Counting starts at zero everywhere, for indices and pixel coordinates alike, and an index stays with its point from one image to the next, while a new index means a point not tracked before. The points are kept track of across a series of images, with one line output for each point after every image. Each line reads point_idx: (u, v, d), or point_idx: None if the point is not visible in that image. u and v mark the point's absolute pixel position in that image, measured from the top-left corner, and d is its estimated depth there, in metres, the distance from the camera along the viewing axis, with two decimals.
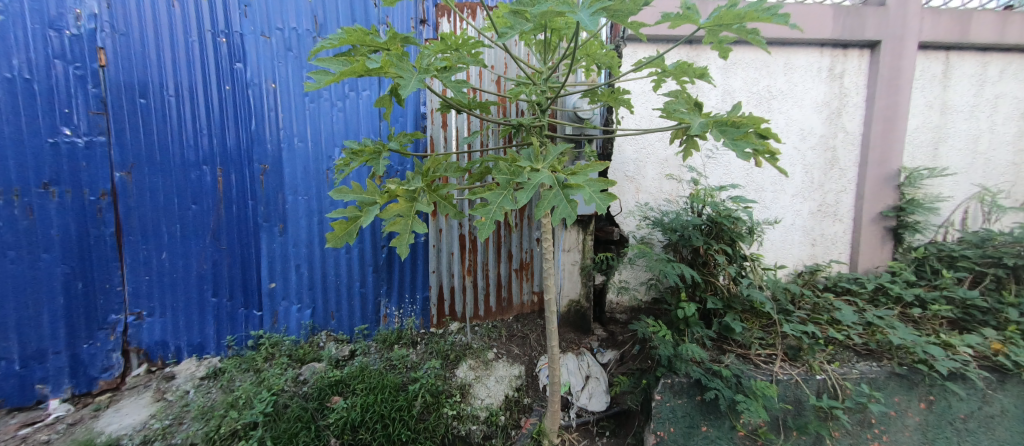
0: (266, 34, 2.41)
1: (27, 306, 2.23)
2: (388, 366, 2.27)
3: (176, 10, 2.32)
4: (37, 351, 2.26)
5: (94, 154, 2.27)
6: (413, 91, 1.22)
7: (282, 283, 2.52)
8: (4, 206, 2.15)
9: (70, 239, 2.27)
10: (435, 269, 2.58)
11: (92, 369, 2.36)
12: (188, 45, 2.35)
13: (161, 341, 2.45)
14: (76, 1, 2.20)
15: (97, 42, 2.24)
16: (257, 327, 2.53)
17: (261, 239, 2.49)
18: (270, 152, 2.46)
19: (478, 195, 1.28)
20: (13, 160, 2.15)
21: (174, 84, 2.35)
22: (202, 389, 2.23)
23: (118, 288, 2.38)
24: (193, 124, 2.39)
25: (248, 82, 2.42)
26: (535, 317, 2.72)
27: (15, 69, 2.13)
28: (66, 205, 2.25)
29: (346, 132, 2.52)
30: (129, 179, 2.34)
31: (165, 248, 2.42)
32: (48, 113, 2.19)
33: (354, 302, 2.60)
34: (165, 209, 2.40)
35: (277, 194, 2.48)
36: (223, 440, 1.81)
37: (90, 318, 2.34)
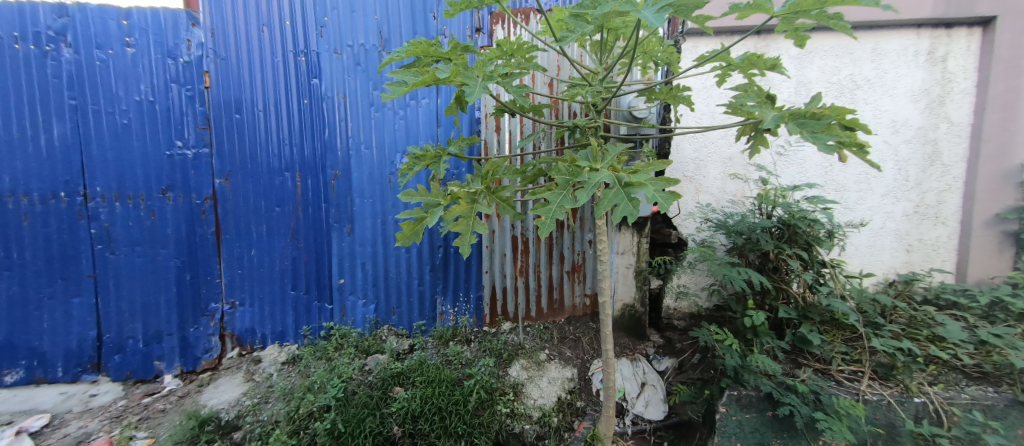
0: (339, 51, 2.64)
1: (150, 292, 2.70)
2: (445, 361, 2.37)
3: (265, 35, 2.63)
4: (156, 334, 2.71)
5: (201, 164, 2.65)
6: (481, 97, 1.27)
7: (350, 279, 2.73)
8: (133, 208, 2.63)
9: (181, 236, 2.68)
10: (488, 270, 2.65)
11: (197, 350, 2.74)
12: (274, 66, 2.64)
13: (249, 327, 2.77)
14: (188, 32, 2.59)
15: (203, 67, 2.61)
16: (328, 319, 2.76)
17: (333, 238, 2.72)
18: (341, 159, 2.69)
19: (538, 195, 1.30)
20: (140, 171, 2.61)
21: (262, 101, 2.66)
22: (283, 373, 2.48)
23: (217, 279, 2.74)
24: (277, 135, 2.67)
25: (323, 95, 2.66)
26: (587, 321, 2.70)
27: (144, 94, 2.59)
28: (179, 207, 2.66)
29: (407, 139, 2.68)
30: (227, 185, 2.68)
31: (253, 245, 2.73)
32: (167, 130, 2.62)
33: (413, 299, 2.74)
34: (254, 211, 2.71)
35: (347, 197, 2.70)
36: (302, 420, 2.00)
37: (196, 305, 2.73)
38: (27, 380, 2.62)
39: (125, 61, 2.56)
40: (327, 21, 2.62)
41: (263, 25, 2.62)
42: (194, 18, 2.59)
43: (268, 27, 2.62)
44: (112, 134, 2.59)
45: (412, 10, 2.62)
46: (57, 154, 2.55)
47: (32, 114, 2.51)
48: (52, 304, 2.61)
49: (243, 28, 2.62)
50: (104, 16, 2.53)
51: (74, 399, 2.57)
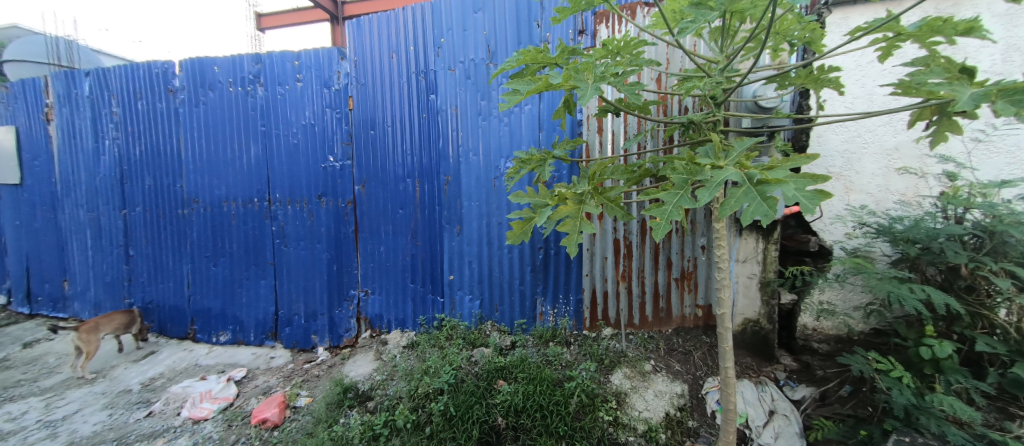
0: (452, 68, 2.89)
1: (310, 277, 3.35)
2: (544, 360, 2.41)
3: (394, 60, 3.04)
4: (312, 313, 3.35)
5: (345, 173, 3.20)
6: (594, 98, 1.28)
7: (459, 275, 2.96)
8: (300, 210, 3.33)
9: (330, 233, 3.27)
10: (588, 273, 2.62)
11: (341, 329, 3.29)
12: (400, 87, 3.03)
13: (378, 313, 3.22)
14: (339, 65, 3.16)
15: (349, 92, 3.15)
16: (440, 312, 3.03)
17: (445, 238, 2.98)
18: (452, 165, 2.93)
19: (651, 195, 1.25)
20: (304, 181, 3.29)
21: (390, 118, 3.07)
22: (405, 355, 2.81)
23: (355, 271, 3.25)
24: (402, 146, 3.06)
25: (438, 109, 2.94)
26: (699, 333, 2.46)
27: (309, 118, 3.25)
28: (330, 210, 3.25)
29: (511, 144, 2.78)
30: (363, 191, 3.17)
31: (382, 242, 3.16)
32: (323, 147, 3.23)
33: (514, 297, 2.84)
34: (383, 213, 3.14)
35: (457, 201, 2.93)
36: (420, 399, 2.24)
37: (341, 291, 3.29)
38: (231, 342, 3.61)
39: (296, 94, 3.27)
40: (443, 42, 2.90)
41: (393, 52, 3.03)
42: (342, 54, 3.15)
43: (396, 54, 3.03)
44: (287, 152, 3.33)
45: (518, 20, 2.72)
46: (252, 170, 3.46)
47: (239, 142, 3.48)
48: (248, 283, 3.54)
49: (378, 56, 3.07)
50: (283, 60, 3.28)
51: (260, 358, 3.31)
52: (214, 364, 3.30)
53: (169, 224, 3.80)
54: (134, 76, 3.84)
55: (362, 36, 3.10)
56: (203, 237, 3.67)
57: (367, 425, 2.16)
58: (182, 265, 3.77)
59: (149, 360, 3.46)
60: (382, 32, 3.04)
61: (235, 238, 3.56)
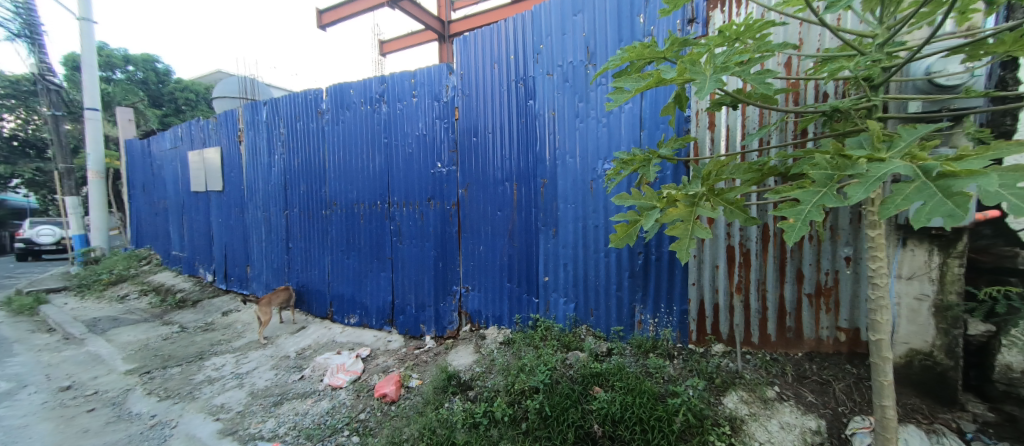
0: (550, 72, 2.93)
1: (420, 272, 3.73)
2: (644, 371, 2.28)
3: (495, 70, 3.21)
4: (421, 304, 3.73)
5: (451, 178, 3.48)
6: (712, 90, 1.18)
7: (554, 277, 2.98)
8: (413, 212, 3.73)
9: (437, 233, 3.60)
10: (696, 282, 2.41)
11: (445, 321, 3.60)
12: (501, 94, 3.18)
13: (478, 309, 3.42)
14: (447, 79, 3.46)
15: (455, 103, 3.43)
16: (535, 312, 3.08)
17: (540, 239, 3.04)
18: (549, 168, 2.96)
19: (784, 194, 1.12)
20: (417, 186, 3.69)
21: (491, 124, 3.25)
22: (502, 350, 2.94)
23: (458, 268, 3.52)
24: (501, 151, 3.21)
25: (536, 114, 3.01)
26: (841, 361, 2.06)
27: (422, 129, 3.64)
28: (438, 211, 3.58)
29: (610, 145, 2.68)
30: (466, 194, 3.41)
31: (482, 242, 3.36)
32: (433, 155, 3.58)
33: (610, 302, 2.74)
34: (483, 215, 3.33)
35: (553, 203, 2.96)
36: (516, 395, 2.32)
37: (445, 286, 3.59)
38: (358, 324, 4.22)
39: (412, 108, 3.69)
40: (542, 48, 2.97)
41: (495, 62, 3.21)
42: (450, 69, 3.46)
43: (497, 64, 3.20)
44: (403, 160, 3.78)
45: (619, 17, 2.63)
46: (376, 177, 4.00)
47: (367, 153, 4.07)
48: (372, 274, 4.11)
49: (481, 68, 3.28)
50: (403, 80, 3.74)
51: (380, 341, 3.80)
52: (346, 342, 3.90)
53: (316, 222, 4.62)
54: (295, 103, 4.78)
55: (467, 51, 3.35)
56: (339, 234, 4.37)
57: (469, 413, 2.31)
58: (324, 257, 4.55)
59: (301, 334, 4.24)
60: (485, 44, 3.25)
61: (363, 236, 4.16)
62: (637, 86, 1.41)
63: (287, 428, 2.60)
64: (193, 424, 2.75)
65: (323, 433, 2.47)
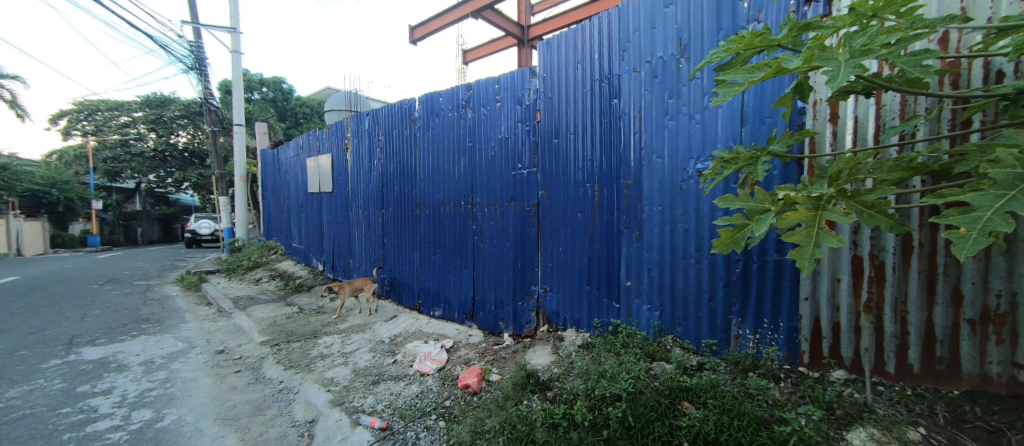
0: (637, 69, 2.80)
1: (500, 270, 3.86)
2: (743, 392, 2.07)
3: (578, 70, 3.18)
4: (500, 302, 3.85)
5: (532, 179, 3.54)
6: (850, 77, 1.05)
7: (637, 282, 2.85)
8: (495, 212, 3.87)
9: (517, 233, 3.69)
10: (809, 296, 2.12)
11: (523, 319, 3.68)
12: (584, 95, 3.13)
13: (556, 310, 3.42)
14: (530, 83, 3.54)
15: (537, 106, 3.48)
16: (616, 317, 2.98)
17: (623, 243, 2.92)
18: (633, 169, 2.83)
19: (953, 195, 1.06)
20: (499, 187, 3.82)
21: (572, 125, 3.22)
22: (580, 353, 2.88)
23: (536, 268, 3.56)
24: (582, 152, 3.16)
25: (621, 113, 2.90)
26: (1018, 407, 1.64)
27: (504, 132, 3.77)
28: (518, 212, 3.67)
29: (703, 143, 2.46)
30: (546, 196, 3.43)
31: (561, 244, 3.35)
32: (514, 157, 3.68)
33: (701, 313, 2.52)
34: (563, 216, 3.31)
35: (637, 205, 2.82)
36: (596, 400, 2.25)
37: (524, 286, 3.66)
38: (442, 317, 4.51)
39: (496, 112, 3.83)
40: (629, 45, 2.86)
41: (579, 63, 3.18)
42: (534, 72, 3.52)
43: (581, 64, 3.16)
44: (486, 163, 3.94)
45: (718, 5, 2.42)
46: (461, 179, 4.24)
47: (453, 156, 4.34)
48: (456, 271, 4.36)
49: (565, 69, 3.27)
50: (487, 86, 3.90)
51: (462, 334, 4.02)
52: (432, 332, 4.19)
53: (407, 220, 5.06)
54: (392, 112, 5.29)
55: (550, 54, 3.38)
56: (427, 232, 4.72)
57: (547, 412, 2.29)
58: (414, 253, 4.95)
59: (393, 322, 4.68)
60: (569, 46, 3.24)
61: (448, 234, 4.44)
62: (749, 80, 1.31)
63: (384, 405, 2.88)
64: (310, 392, 3.20)
65: (414, 414, 2.69)
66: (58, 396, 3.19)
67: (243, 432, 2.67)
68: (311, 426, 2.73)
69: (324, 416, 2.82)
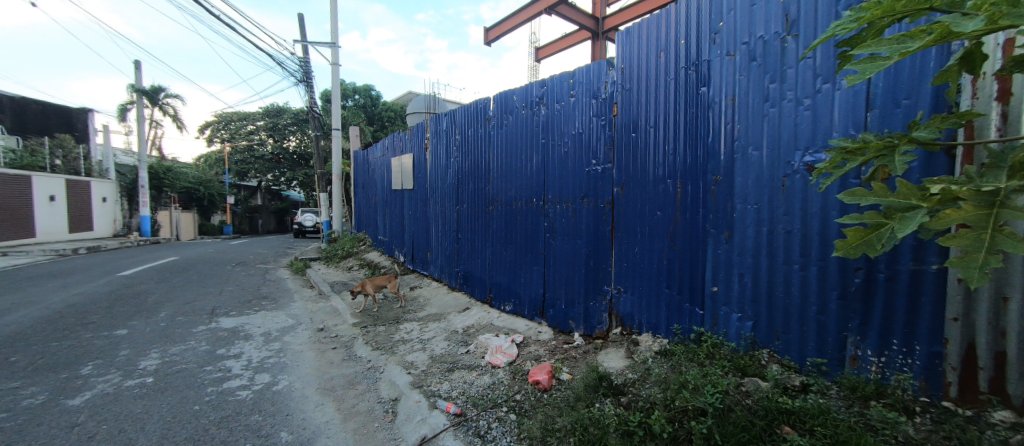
0: (732, 53, 2.52)
1: (571, 268, 3.80)
2: (863, 424, 1.76)
3: (661, 59, 2.96)
4: (571, 301, 3.79)
5: (606, 176, 3.42)
6: None
7: (725, 288, 2.59)
8: (567, 209, 3.82)
9: (590, 231, 3.59)
10: (960, 317, 1.71)
11: (594, 320, 3.58)
12: (666, 84, 2.91)
13: (630, 313, 3.26)
14: (607, 76, 3.40)
15: (614, 99, 3.33)
16: (699, 324, 2.75)
17: (709, 244, 2.66)
18: (723, 163, 2.56)
19: None
20: (572, 184, 3.76)
21: (652, 118, 3.02)
22: (658, 360, 2.70)
23: (610, 268, 3.43)
24: (664, 146, 2.94)
25: (710, 102, 2.63)
26: None
27: (578, 128, 3.69)
28: (591, 210, 3.57)
29: (814, 133, 2.14)
30: (622, 192, 3.28)
31: (637, 243, 3.17)
32: (588, 153, 3.59)
33: (806, 326, 2.21)
34: (640, 214, 3.13)
35: (728, 203, 2.54)
36: (676, 412, 2.08)
37: (596, 286, 3.56)
38: (512, 312, 4.59)
39: (570, 108, 3.77)
40: (721, 26, 2.59)
41: (661, 50, 2.96)
42: (612, 64, 3.39)
43: (664, 52, 2.94)
44: (559, 160, 3.90)
45: None
46: (534, 176, 4.25)
47: (526, 153, 4.37)
48: (527, 267, 4.40)
49: (645, 59, 3.08)
50: (562, 81, 3.85)
51: (532, 330, 4.06)
52: (503, 326, 4.29)
53: (481, 216, 5.23)
54: (468, 112, 5.50)
55: (630, 43, 3.21)
56: (499, 228, 4.83)
57: (621, 418, 2.17)
58: (486, 248, 5.11)
59: (466, 314, 4.89)
60: (650, 34, 3.04)
61: (519, 231, 4.49)
62: (894, 50, 1.07)
63: (458, 392, 3.02)
64: (394, 373, 3.47)
65: (486, 404, 2.77)
66: (204, 356, 3.89)
67: (339, 402, 2.99)
68: (394, 404, 2.96)
69: (405, 396, 3.04)
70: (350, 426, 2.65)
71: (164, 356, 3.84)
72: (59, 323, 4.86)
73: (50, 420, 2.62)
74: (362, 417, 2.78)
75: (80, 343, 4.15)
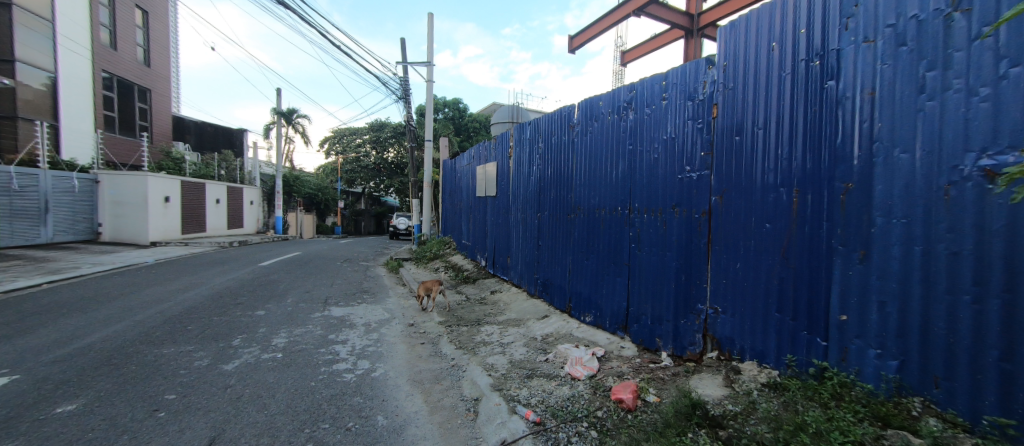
0: (871, 39, 2.10)
1: (659, 282, 3.56)
2: None
3: (774, 52, 2.62)
4: (659, 317, 3.54)
5: (703, 184, 3.14)
6: None
7: (858, 319, 2.14)
8: (656, 219, 3.59)
9: (682, 242, 3.32)
10: None
11: (685, 340, 3.28)
12: (781, 80, 2.56)
13: (730, 336, 2.93)
14: (707, 75, 3.12)
15: (714, 100, 3.06)
16: (820, 357, 2.33)
17: (835, 265, 2.24)
18: (858, 168, 2.14)
19: None
20: (662, 192, 3.53)
21: (762, 118, 2.69)
22: (766, 394, 2.36)
23: (705, 285, 3.13)
24: (776, 150, 2.60)
25: (840, 97, 2.24)
26: None
27: (671, 132, 3.46)
28: (684, 220, 3.30)
29: (995, 130, 1.64)
30: (721, 202, 2.98)
31: (740, 259, 2.83)
32: (682, 159, 3.34)
33: (981, 375, 1.68)
34: (744, 226, 2.80)
35: (863, 216, 2.11)
36: None
37: (688, 303, 3.27)
38: (593, 323, 4.44)
39: (662, 111, 3.56)
40: (857, 8, 2.17)
41: (774, 43, 2.62)
42: (712, 62, 3.11)
43: (779, 44, 2.60)
44: (648, 166, 3.70)
45: None
46: (619, 183, 4.09)
47: (611, 160, 4.24)
48: (609, 278, 4.24)
49: (755, 54, 2.76)
50: (654, 84, 3.66)
51: (613, 344, 3.88)
52: (583, 338, 4.18)
53: (562, 224, 5.20)
54: (552, 120, 5.52)
55: (735, 38, 2.92)
56: (581, 236, 4.73)
57: None
58: (567, 256, 5.05)
59: (545, 321, 4.88)
60: (762, 25, 2.71)
61: (602, 240, 4.36)
62: None
63: (538, 400, 3.00)
64: (475, 373, 3.60)
65: (566, 416, 2.70)
66: (319, 339, 4.49)
67: (426, 395, 3.19)
68: (476, 404, 3.06)
69: (486, 397, 3.12)
70: (436, 419, 2.80)
71: (290, 336, 4.52)
72: (220, 301, 6.06)
73: (213, 379, 3.26)
74: (447, 412, 2.93)
75: (232, 319, 5.10)
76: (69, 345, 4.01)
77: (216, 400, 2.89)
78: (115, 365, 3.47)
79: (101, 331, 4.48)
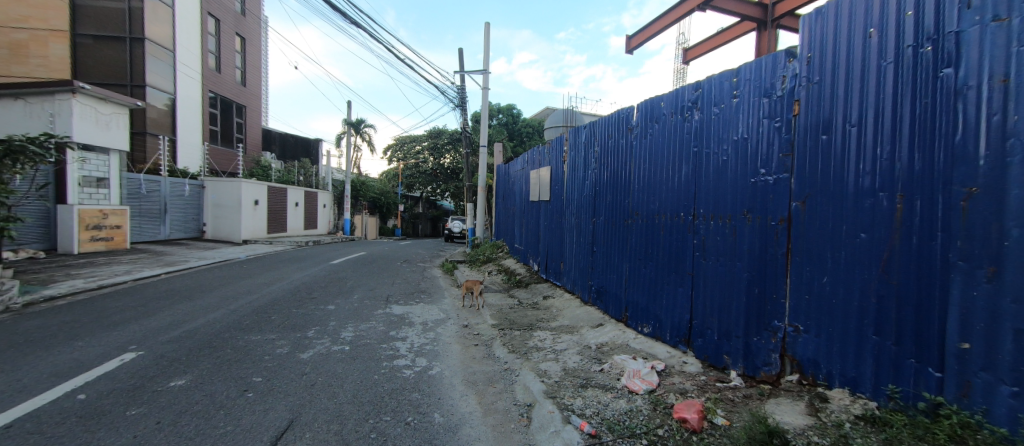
0: (1004, 15, 1.70)
1: (727, 294, 3.30)
2: None
3: (872, 39, 2.29)
4: (727, 332, 3.28)
5: (780, 188, 2.87)
6: None
7: (985, 349, 1.75)
8: (724, 226, 3.34)
9: (754, 252, 3.06)
10: None
11: (758, 360, 2.99)
12: (880, 71, 2.24)
13: (813, 358, 2.60)
14: (786, 69, 2.85)
15: (796, 96, 2.78)
16: (934, 390, 1.97)
17: (953, 283, 1.87)
18: (984, 170, 1.77)
19: None
20: (731, 196, 3.28)
21: (856, 114, 2.38)
22: (861, 429, 2.06)
23: (783, 300, 2.83)
24: (873, 149, 2.28)
25: (959, 88, 1.87)
26: None
27: (742, 132, 3.21)
28: (757, 228, 3.03)
29: None
30: (803, 208, 2.69)
31: (828, 273, 2.51)
32: (755, 161, 3.08)
33: None
34: (831, 236, 2.49)
35: (992, 226, 1.72)
36: None
37: (762, 319, 2.98)
38: (651, 335, 4.23)
39: (732, 110, 3.32)
40: None
41: (873, 28, 2.30)
42: (792, 54, 2.83)
43: (877, 30, 2.27)
44: (715, 170, 3.46)
45: None
46: (682, 187, 3.88)
47: (672, 163, 4.03)
48: (669, 287, 4.02)
49: (848, 42, 2.45)
50: (723, 81, 3.42)
51: (674, 358, 3.66)
52: (640, 349, 3.98)
53: (618, 230, 5.04)
54: (608, 123, 5.39)
55: (822, 27, 2.62)
56: (639, 243, 4.54)
57: None
58: (623, 264, 4.88)
59: (600, 330, 4.73)
60: (858, 10, 2.39)
61: (662, 247, 4.15)
62: None
63: (593, 412, 2.90)
64: (528, 379, 3.59)
65: (623, 431, 2.58)
66: (382, 334, 4.76)
67: (480, 396, 3.24)
68: (529, 410, 3.04)
69: (539, 404, 3.08)
70: (490, 421, 2.82)
71: (356, 330, 4.84)
72: (297, 295, 6.69)
73: (291, 366, 3.59)
74: (500, 415, 2.94)
75: (308, 312, 5.60)
76: (180, 327, 4.65)
77: (294, 385, 3.17)
78: (214, 348, 3.96)
79: (204, 317, 5.14)
